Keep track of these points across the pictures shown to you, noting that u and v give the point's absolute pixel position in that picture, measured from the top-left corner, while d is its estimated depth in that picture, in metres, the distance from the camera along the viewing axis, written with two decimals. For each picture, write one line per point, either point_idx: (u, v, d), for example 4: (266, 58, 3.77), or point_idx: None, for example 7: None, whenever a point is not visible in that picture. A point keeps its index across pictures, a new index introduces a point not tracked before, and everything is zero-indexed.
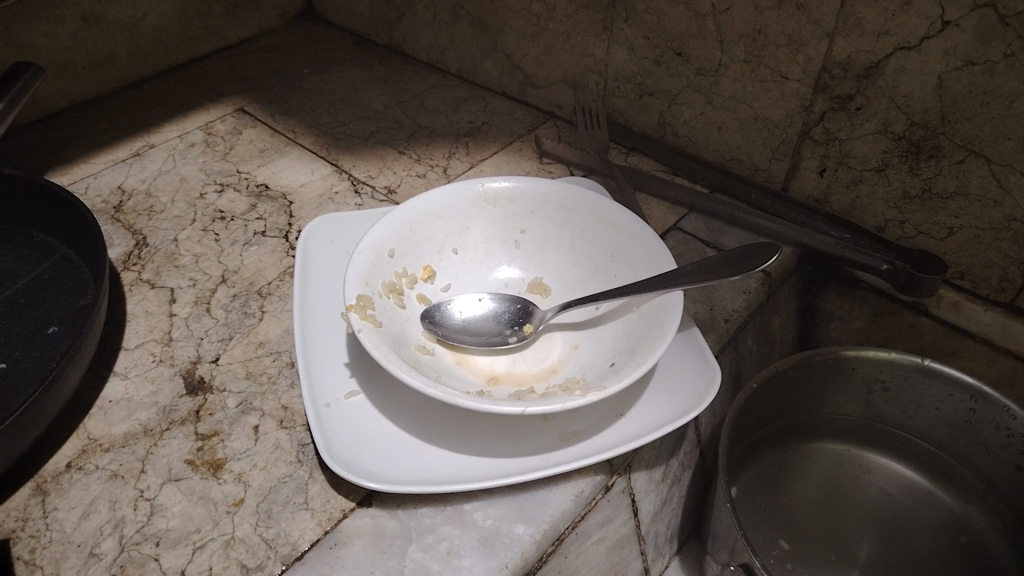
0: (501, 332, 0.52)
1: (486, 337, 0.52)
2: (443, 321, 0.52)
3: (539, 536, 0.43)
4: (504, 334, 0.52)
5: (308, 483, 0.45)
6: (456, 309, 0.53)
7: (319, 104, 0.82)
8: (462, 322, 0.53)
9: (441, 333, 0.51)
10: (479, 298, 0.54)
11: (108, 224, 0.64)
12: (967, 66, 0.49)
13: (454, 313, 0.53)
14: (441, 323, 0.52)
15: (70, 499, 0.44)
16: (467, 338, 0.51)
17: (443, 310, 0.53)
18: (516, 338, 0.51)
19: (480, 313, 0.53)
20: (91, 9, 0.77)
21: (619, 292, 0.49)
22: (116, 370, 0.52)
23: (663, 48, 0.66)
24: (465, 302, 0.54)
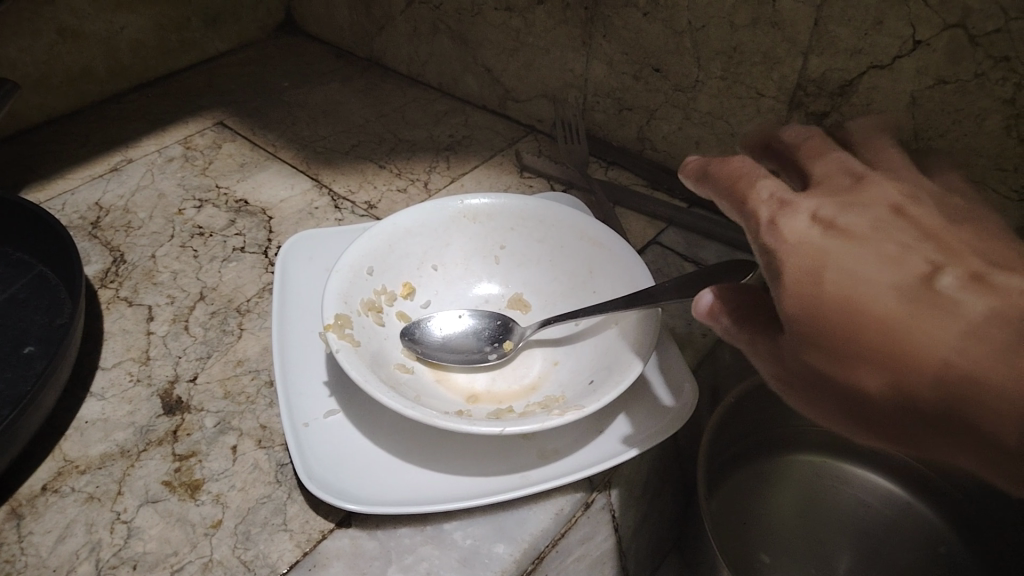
0: (480, 348, 0.52)
1: (466, 353, 0.52)
2: (423, 338, 0.52)
3: (519, 555, 0.43)
4: (484, 351, 0.52)
5: (287, 504, 0.45)
6: (437, 325, 0.54)
7: (299, 117, 0.82)
8: (441, 339, 0.53)
9: (421, 352, 0.51)
10: (458, 314, 0.54)
11: (85, 241, 0.64)
12: (939, 85, 0.50)
13: (434, 329, 0.53)
14: (421, 340, 0.52)
15: (46, 523, 0.44)
16: (447, 356, 0.51)
17: (423, 326, 0.53)
18: (495, 355, 0.52)
19: (460, 329, 0.54)
20: (68, 22, 0.77)
21: (593, 310, 0.49)
22: (93, 391, 0.52)
23: (641, 64, 0.66)
24: (445, 317, 0.54)
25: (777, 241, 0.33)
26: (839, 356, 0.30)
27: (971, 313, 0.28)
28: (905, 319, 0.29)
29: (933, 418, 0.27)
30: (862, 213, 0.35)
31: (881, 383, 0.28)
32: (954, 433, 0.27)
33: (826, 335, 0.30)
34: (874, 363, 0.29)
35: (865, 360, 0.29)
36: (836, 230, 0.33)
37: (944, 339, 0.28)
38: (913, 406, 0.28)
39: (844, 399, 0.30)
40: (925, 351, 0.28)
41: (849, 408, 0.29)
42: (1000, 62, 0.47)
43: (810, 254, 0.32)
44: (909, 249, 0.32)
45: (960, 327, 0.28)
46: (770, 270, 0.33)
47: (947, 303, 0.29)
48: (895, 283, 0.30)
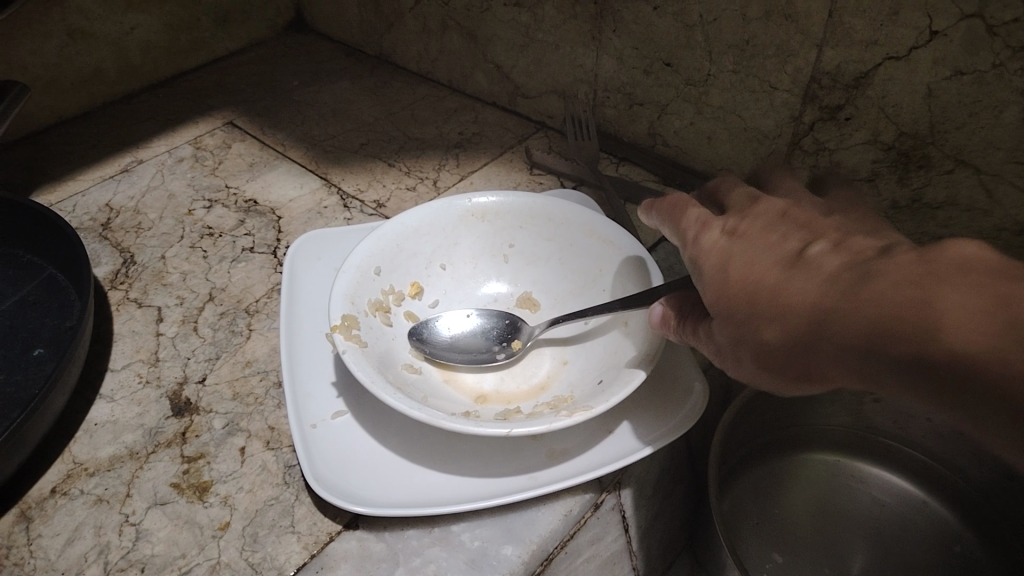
0: (489, 348, 0.52)
1: (474, 352, 0.52)
2: (431, 337, 0.52)
3: (528, 557, 0.42)
4: (494, 350, 0.52)
5: (295, 506, 0.45)
6: (446, 323, 0.53)
7: (309, 116, 0.82)
8: (450, 338, 0.52)
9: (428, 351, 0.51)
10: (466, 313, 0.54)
11: (95, 242, 0.64)
12: (956, 76, 0.49)
13: (443, 328, 0.53)
14: (429, 338, 0.52)
15: (55, 525, 0.44)
16: (455, 355, 0.51)
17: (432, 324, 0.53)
18: (503, 355, 0.51)
19: (469, 327, 0.53)
20: (78, 25, 0.77)
21: (598, 309, 0.48)
22: (102, 393, 0.52)
23: (651, 58, 0.65)
24: (453, 316, 0.54)
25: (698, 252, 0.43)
26: (748, 322, 0.38)
27: (828, 269, 0.35)
28: (784, 283, 0.36)
29: (813, 351, 0.34)
30: (763, 217, 0.43)
31: (776, 334, 0.36)
32: (826, 359, 0.34)
33: (736, 309, 0.38)
34: (770, 321, 0.36)
35: (764, 319, 0.37)
36: (741, 235, 0.42)
37: (807, 291, 0.35)
38: (799, 345, 0.35)
39: (760, 356, 0.37)
40: (797, 301, 0.35)
41: (767, 363, 0.37)
42: (1019, 52, 0.45)
43: (719, 255, 0.41)
44: (795, 238, 0.40)
45: (817, 280, 0.35)
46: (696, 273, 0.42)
47: (813, 266, 0.36)
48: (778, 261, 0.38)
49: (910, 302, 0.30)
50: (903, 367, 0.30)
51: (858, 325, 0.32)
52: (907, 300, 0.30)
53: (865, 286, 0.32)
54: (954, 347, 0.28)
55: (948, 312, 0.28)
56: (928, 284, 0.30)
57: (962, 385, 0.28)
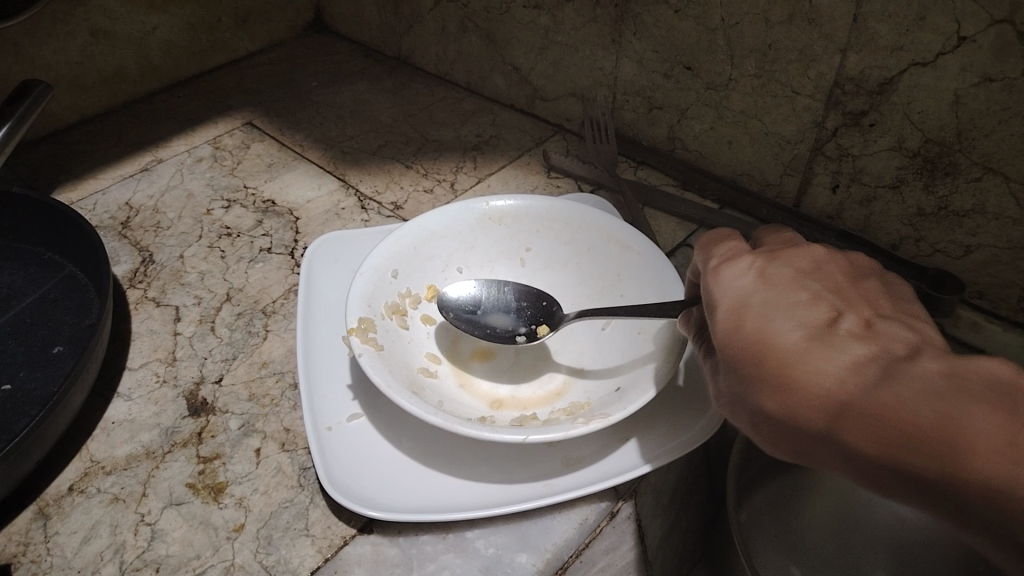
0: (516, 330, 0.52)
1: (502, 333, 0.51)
2: (461, 309, 0.52)
3: (542, 566, 0.42)
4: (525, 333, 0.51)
5: (309, 509, 0.44)
6: (484, 292, 0.53)
7: (328, 117, 0.82)
8: (481, 311, 0.53)
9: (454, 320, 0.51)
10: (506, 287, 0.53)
11: (115, 241, 0.64)
12: (984, 82, 0.48)
13: (481, 296, 0.53)
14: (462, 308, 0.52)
15: (72, 523, 0.44)
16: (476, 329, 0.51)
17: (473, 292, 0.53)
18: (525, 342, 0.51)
19: (505, 303, 0.53)
20: (101, 24, 0.77)
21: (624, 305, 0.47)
22: (120, 392, 0.52)
23: (672, 62, 0.65)
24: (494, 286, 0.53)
25: (714, 286, 0.37)
26: (744, 379, 0.33)
27: (851, 350, 0.31)
28: (801, 354, 0.31)
29: (812, 433, 0.30)
30: (790, 266, 0.37)
31: (775, 402, 0.31)
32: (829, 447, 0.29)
33: (734, 362, 0.33)
34: (771, 386, 0.31)
35: (765, 382, 0.32)
36: (766, 279, 0.36)
37: (829, 370, 0.30)
38: (797, 422, 0.30)
39: (750, 417, 0.33)
40: (809, 377, 0.30)
41: (756, 429, 0.33)
42: None
43: (733, 298, 0.36)
44: (821, 299, 0.34)
45: (837, 360, 0.30)
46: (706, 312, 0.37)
47: (834, 340, 0.31)
48: (799, 321, 0.33)
49: (935, 415, 0.26)
50: (918, 479, 0.26)
51: (882, 430, 0.27)
52: (932, 405, 0.27)
53: (888, 383, 0.28)
54: (988, 487, 0.25)
55: (985, 443, 0.25)
56: (969, 407, 0.26)
57: (996, 533, 0.25)
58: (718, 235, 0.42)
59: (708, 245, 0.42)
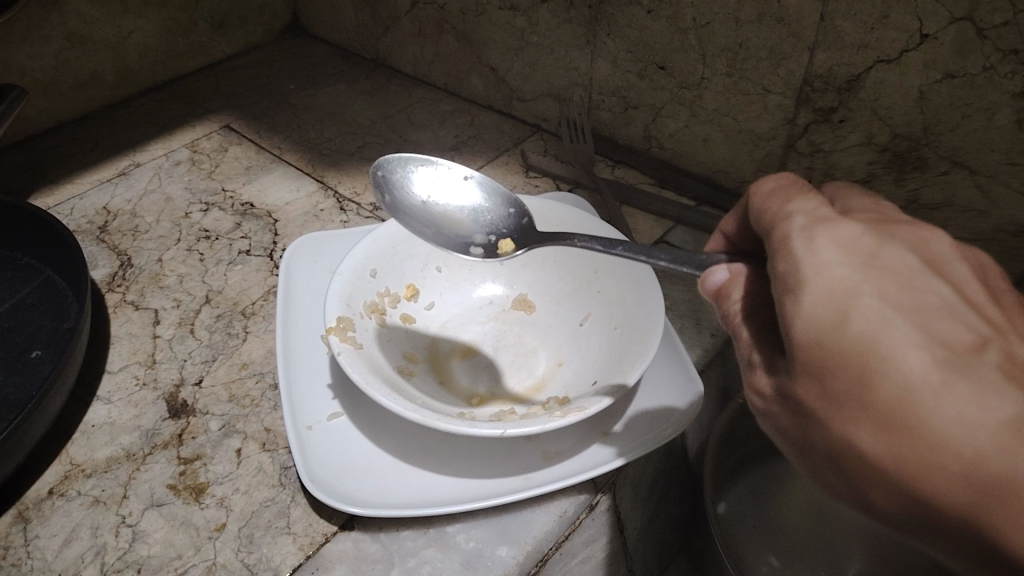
0: (468, 229, 0.50)
1: (454, 230, 0.50)
2: (404, 198, 0.51)
3: (522, 558, 0.43)
4: (479, 229, 0.51)
5: (291, 507, 0.45)
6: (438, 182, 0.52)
7: (305, 119, 0.82)
8: (431, 203, 0.51)
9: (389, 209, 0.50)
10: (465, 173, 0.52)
11: (92, 245, 0.64)
12: (947, 79, 0.49)
13: (433, 184, 0.52)
14: (405, 196, 0.51)
15: (53, 526, 0.44)
16: (415, 227, 0.49)
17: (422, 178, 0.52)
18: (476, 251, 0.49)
19: (462, 195, 0.52)
20: (76, 29, 0.77)
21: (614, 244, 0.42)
22: (99, 395, 0.52)
23: (646, 61, 0.66)
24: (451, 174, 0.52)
25: (799, 254, 0.28)
26: (835, 402, 0.26)
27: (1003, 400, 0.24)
28: (933, 391, 0.24)
29: (921, 492, 0.25)
30: (907, 250, 0.29)
31: (878, 442, 0.25)
32: (939, 512, 0.25)
33: (822, 375, 0.26)
34: (878, 422, 0.25)
35: (867, 412, 0.25)
36: (875, 263, 0.27)
37: (975, 426, 0.24)
38: (907, 475, 0.25)
39: (826, 446, 0.27)
40: (936, 426, 0.24)
41: (833, 461, 0.27)
42: (1008, 55, 0.46)
43: (832, 279, 0.27)
44: (950, 306, 0.27)
45: (987, 415, 0.24)
46: (778, 287, 0.28)
47: (981, 379, 0.24)
48: (928, 338, 0.25)
49: None
50: None
51: None
52: None
53: None
54: None
55: None
56: None
57: None
58: (794, 188, 0.32)
59: (783, 196, 0.32)
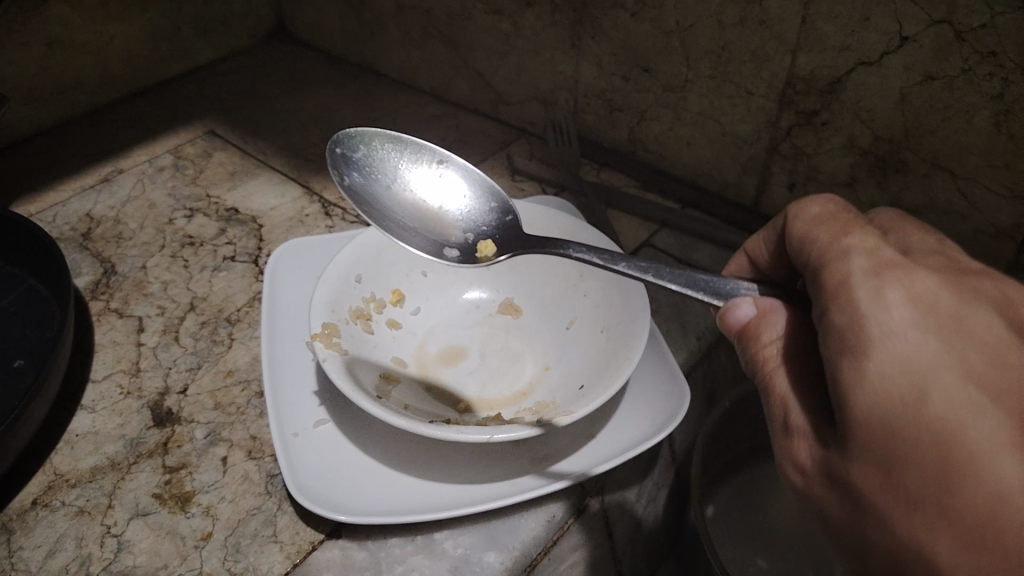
0: (440, 221, 0.50)
1: (427, 223, 0.49)
2: (364, 186, 0.49)
3: (511, 563, 0.43)
4: (452, 221, 0.50)
5: (277, 516, 0.45)
6: (398, 167, 0.50)
7: (290, 124, 0.82)
8: (397, 188, 0.50)
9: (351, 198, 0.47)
10: (426, 155, 0.51)
11: (76, 253, 0.64)
12: (927, 81, 0.50)
13: (393, 169, 0.50)
14: (365, 183, 0.49)
15: (36, 537, 0.44)
16: (384, 221, 0.48)
17: (380, 162, 0.50)
18: (455, 249, 0.48)
19: (426, 182, 0.51)
20: (57, 34, 0.77)
21: (622, 259, 0.40)
22: (83, 404, 0.51)
23: (630, 64, 0.66)
24: (411, 158, 0.51)
25: (864, 309, 0.28)
26: (903, 498, 0.26)
27: None
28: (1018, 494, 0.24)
29: None
30: (984, 317, 0.28)
31: (950, 546, 0.25)
32: None
33: (887, 462, 0.26)
34: (950, 521, 0.25)
35: (942, 513, 0.25)
36: (950, 335, 0.27)
37: None
38: None
39: (881, 541, 0.27)
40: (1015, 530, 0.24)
41: (892, 560, 0.26)
42: (986, 58, 0.47)
43: (902, 349, 0.27)
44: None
45: None
46: (838, 344, 0.28)
47: None
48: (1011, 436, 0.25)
49: None
50: None
51: None
52: None
53: None
54: None
55: None
56: None
57: None
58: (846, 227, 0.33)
59: (837, 231, 0.33)
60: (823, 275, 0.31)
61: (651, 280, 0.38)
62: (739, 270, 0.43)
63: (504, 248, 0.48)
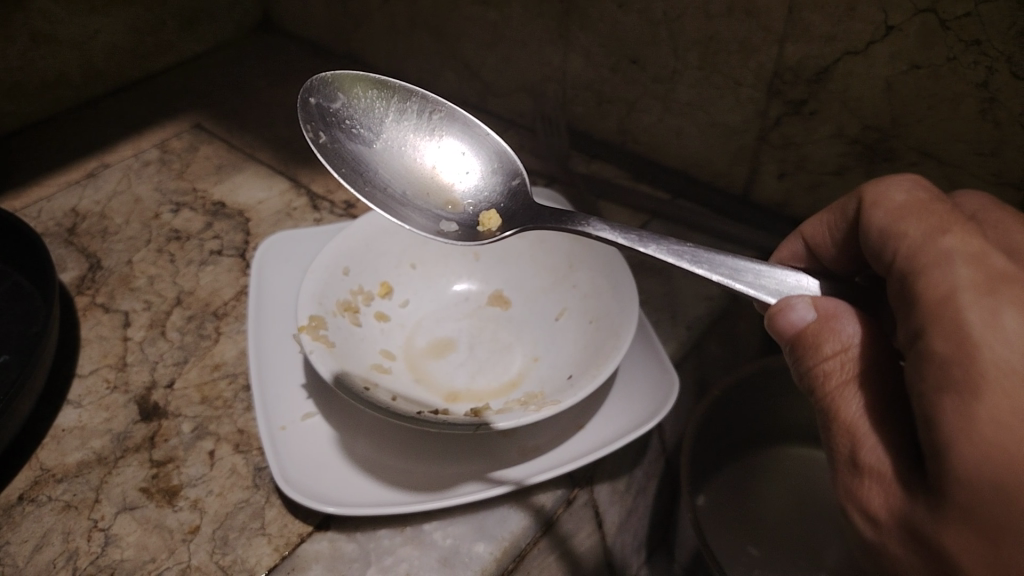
0: (430, 182, 0.48)
1: (420, 185, 0.47)
2: (344, 141, 0.46)
3: (500, 553, 0.43)
4: (444, 182, 0.48)
5: (265, 508, 0.44)
6: (382, 118, 0.48)
7: (277, 118, 0.81)
8: (388, 146, 0.48)
9: (326, 157, 0.44)
10: (413, 105, 0.48)
11: (61, 248, 0.63)
12: (913, 70, 0.50)
13: (377, 120, 0.48)
14: (345, 141, 0.46)
15: (23, 532, 0.43)
16: (369, 186, 0.45)
17: (361, 112, 0.47)
18: (452, 222, 0.47)
19: (413, 135, 0.48)
20: (41, 28, 0.76)
21: (653, 242, 0.38)
22: (69, 399, 0.51)
23: (618, 55, 0.66)
24: (395, 108, 0.48)
25: (975, 336, 0.26)
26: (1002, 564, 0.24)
27: None
28: None
29: None
30: None
31: None
32: None
33: (994, 529, 0.24)
34: None
35: None
36: None
37: None
38: None
39: None
40: None
41: None
42: (971, 46, 0.47)
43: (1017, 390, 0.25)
44: None
45: None
46: (939, 376, 0.26)
47: None
48: None
49: None
50: None
51: None
52: None
53: None
54: None
55: None
56: None
57: None
58: (940, 221, 0.30)
59: (933, 227, 0.30)
60: (919, 283, 0.28)
61: (686, 267, 0.37)
62: (792, 257, 0.41)
63: (509, 222, 0.46)
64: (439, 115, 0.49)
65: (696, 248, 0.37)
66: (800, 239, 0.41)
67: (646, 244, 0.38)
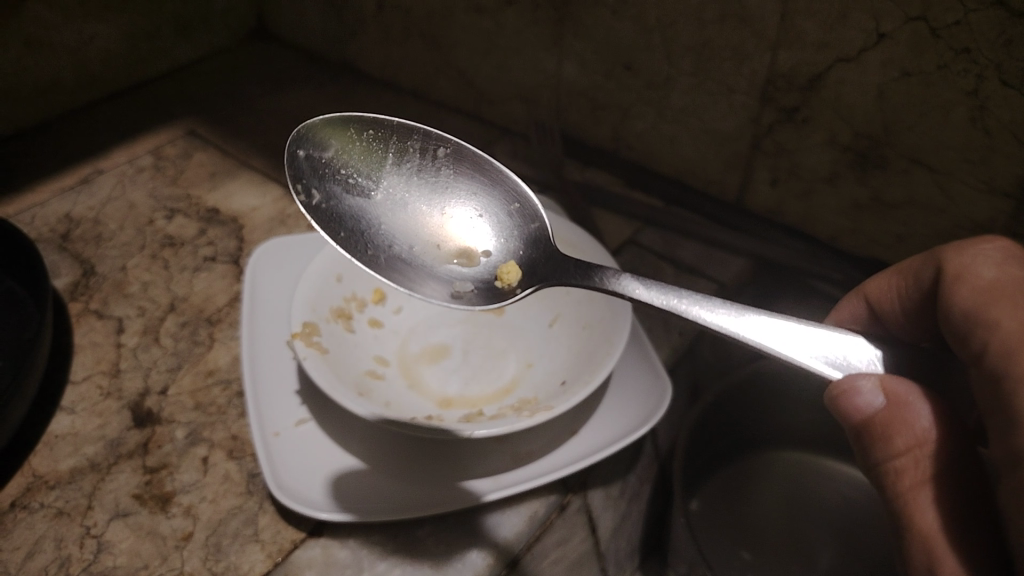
0: (437, 231, 0.45)
1: (425, 239, 0.45)
2: (340, 196, 0.43)
3: (492, 559, 0.43)
4: (451, 233, 0.45)
5: (259, 515, 0.44)
6: (381, 163, 0.45)
7: (272, 124, 0.82)
8: (389, 198, 0.45)
9: (319, 221, 0.41)
10: (413, 144, 0.45)
11: (55, 254, 0.63)
12: (905, 77, 0.50)
13: (376, 167, 0.45)
14: (344, 196, 0.43)
15: (15, 538, 0.43)
16: (370, 247, 0.43)
17: (357, 161, 0.44)
18: (467, 281, 0.44)
19: (415, 178, 0.45)
20: (35, 34, 0.76)
21: (695, 303, 0.35)
22: (62, 405, 0.51)
23: (612, 62, 0.66)
24: (394, 147, 0.45)
25: None
26: None
27: None
28: None
29: None
30: None
31: None
32: None
33: None
34: None
35: None
36: None
37: None
38: None
39: None
40: None
41: None
42: (961, 54, 0.47)
43: None
44: None
45: None
46: None
47: None
48: None
49: None
50: None
51: None
52: None
53: None
54: None
55: None
56: None
57: None
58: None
59: None
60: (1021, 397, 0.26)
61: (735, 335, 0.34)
62: (851, 318, 0.40)
63: (529, 276, 0.43)
64: (443, 152, 0.45)
65: (740, 309, 0.35)
66: (862, 299, 0.39)
67: (685, 304, 0.35)
